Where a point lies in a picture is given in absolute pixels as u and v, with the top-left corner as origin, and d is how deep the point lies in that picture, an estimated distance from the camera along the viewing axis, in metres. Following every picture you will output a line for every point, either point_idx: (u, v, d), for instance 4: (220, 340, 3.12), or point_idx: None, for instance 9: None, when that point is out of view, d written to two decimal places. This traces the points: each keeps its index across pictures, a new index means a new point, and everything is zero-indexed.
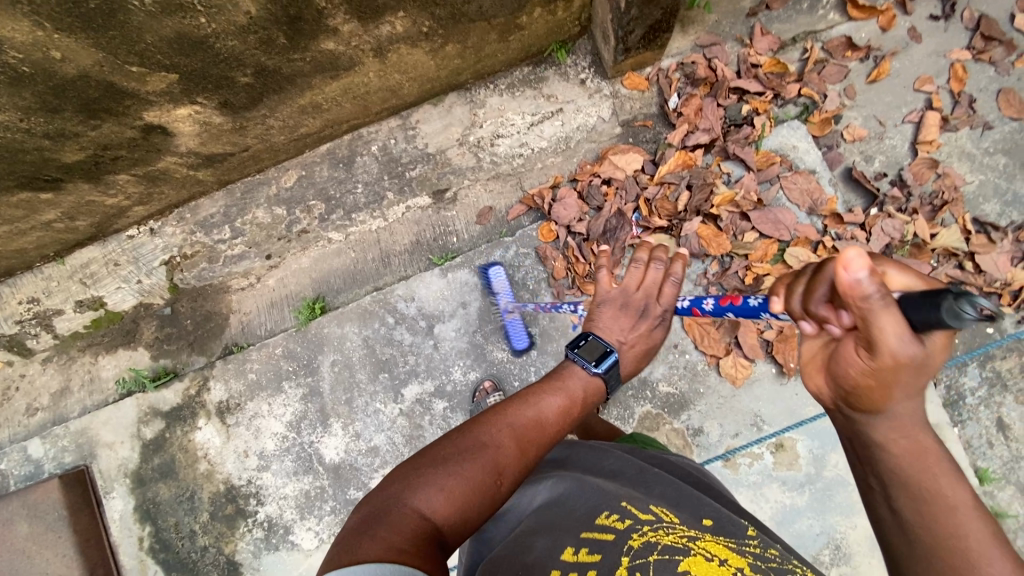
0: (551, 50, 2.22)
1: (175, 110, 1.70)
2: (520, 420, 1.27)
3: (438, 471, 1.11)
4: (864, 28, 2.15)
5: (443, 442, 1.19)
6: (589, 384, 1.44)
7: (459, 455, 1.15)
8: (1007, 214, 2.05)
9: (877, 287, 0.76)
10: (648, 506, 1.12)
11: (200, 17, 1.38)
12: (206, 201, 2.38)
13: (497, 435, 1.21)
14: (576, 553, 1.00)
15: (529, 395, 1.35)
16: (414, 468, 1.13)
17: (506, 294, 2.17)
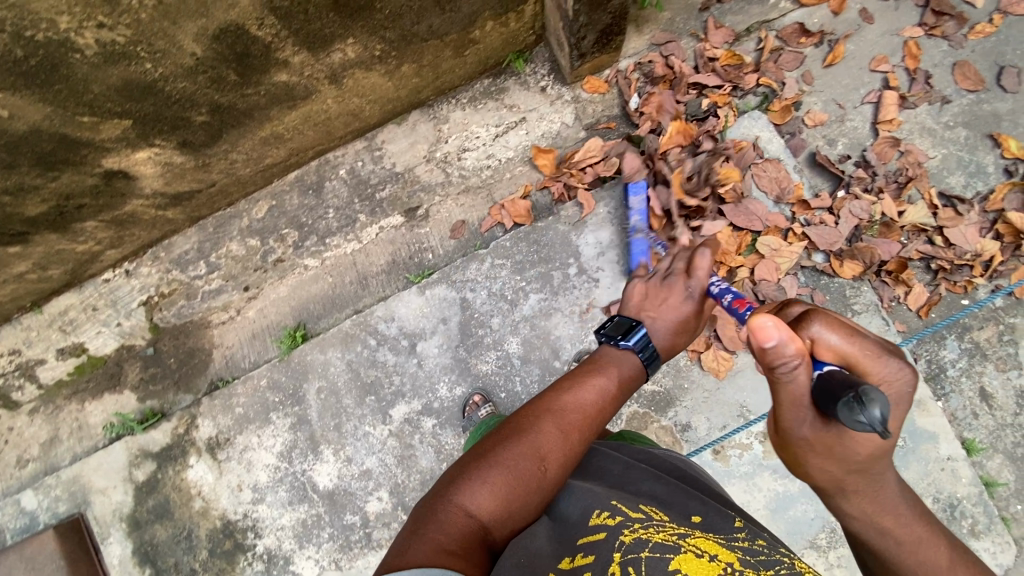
0: (509, 61, 2.23)
1: (134, 154, 1.70)
2: (567, 409, 1.20)
3: (484, 467, 1.11)
4: (815, 14, 2.17)
5: (491, 436, 1.18)
6: (620, 364, 1.32)
7: (505, 449, 1.13)
8: (972, 185, 2.07)
9: (788, 358, 0.87)
10: (638, 505, 1.10)
11: (146, 63, 1.37)
12: (179, 238, 2.37)
13: (544, 426, 1.17)
14: (574, 561, 0.98)
15: (577, 378, 1.28)
16: (463, 465, 1.14)
17: (641, 212, 2.03)
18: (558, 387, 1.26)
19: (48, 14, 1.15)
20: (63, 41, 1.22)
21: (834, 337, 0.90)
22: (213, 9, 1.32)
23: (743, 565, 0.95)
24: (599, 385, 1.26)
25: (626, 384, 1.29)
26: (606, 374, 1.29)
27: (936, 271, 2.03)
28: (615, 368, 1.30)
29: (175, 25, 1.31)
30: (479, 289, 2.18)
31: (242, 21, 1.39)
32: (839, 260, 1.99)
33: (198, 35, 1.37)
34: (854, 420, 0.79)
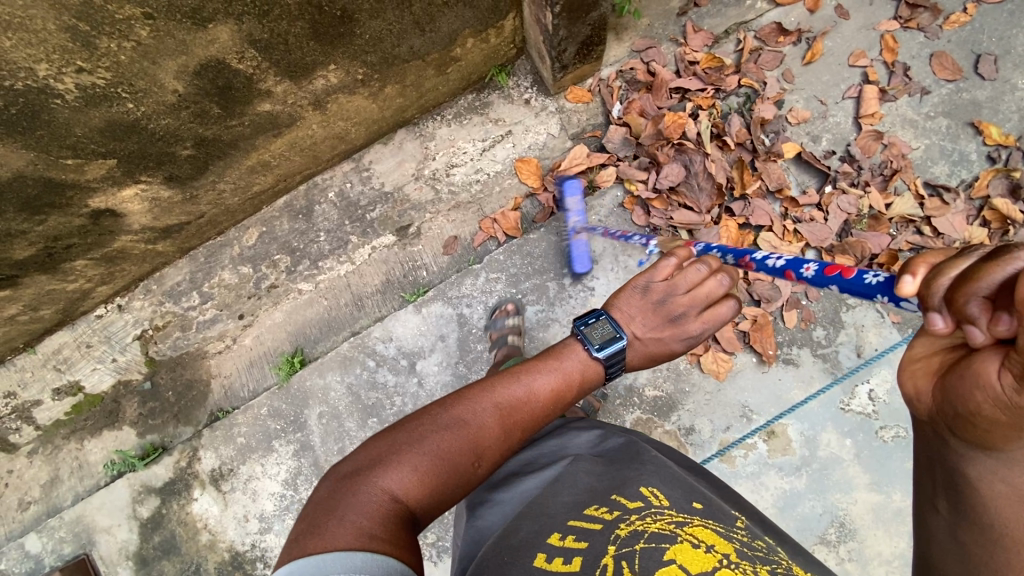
0: (491, 75, 2.23)
1: (120, 192, 1.69)
2: (513, 403, 1.20)
3: (411, 450, 1.06)
4: (792, 13, 2.18)
5: (419, 419, 1.12)
6: (578, 367, 1.29)
7: (437, 433, 1.09)
8: (956, 173, 2.09)
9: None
10: (637, 490, 1.11)
11: (127, 102, 1.36)
12: (170, 270, 2.36)
13: (480, 418, 1.15)
14: (563, 538, 1.01)
15: (522, 372, 1.25)
16: (386, 444, 1.07)
17: (578, 213, 2.10)
18: (497, 380, 1.23)
19: (26, 62, 1.13)
20: (43, 87, 1.20)
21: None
22: (193, 47, 1.30)
23: (739, 556, 0.95)
24: (544, 381, 1.25)
25: (570, 384, 1.28)
26: (551, 370, 1.27)
27: None
28: (562, 365, 1.28)
29: (155, 64, 1.29)
30: (476, 304, 2.19)
31: (223, 56, 1.38)
32: (830, 256, 2.00)
33: (179, 73, 1.36)
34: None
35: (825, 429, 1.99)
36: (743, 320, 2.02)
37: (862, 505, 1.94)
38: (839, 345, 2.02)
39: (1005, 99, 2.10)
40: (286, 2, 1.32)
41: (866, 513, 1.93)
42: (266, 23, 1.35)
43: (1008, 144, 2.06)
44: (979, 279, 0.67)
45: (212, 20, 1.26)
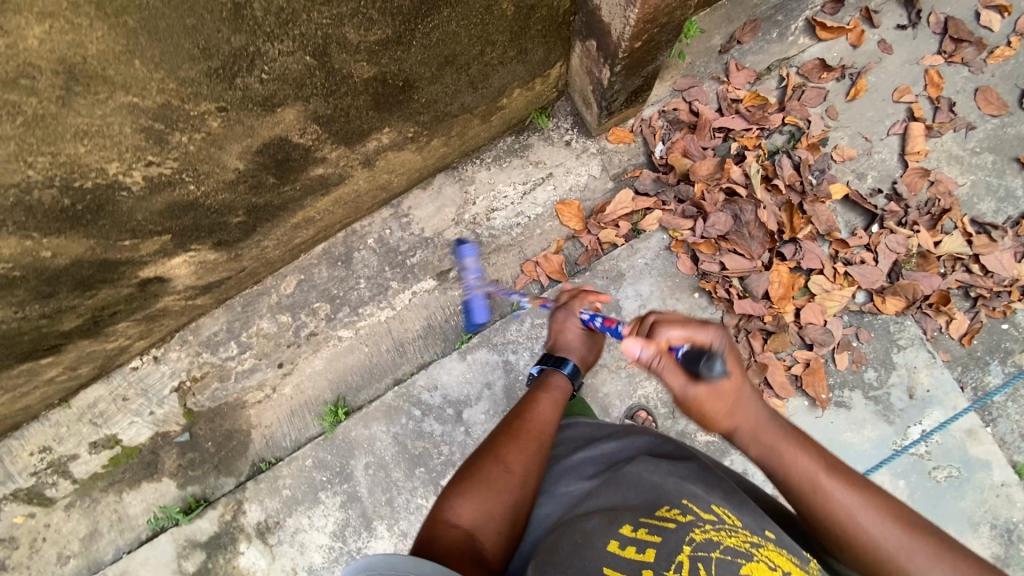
0: (532, 117, 2.20)
1: (171, 261, 1.65)
2: (536, 426, 1.30)
3: (467, 487, 1.14)
4: (834, 48, 2.16)
5: (467, 463, 1.22)
6: (562, 381, 1.48)
7: (484, 467, 1.18)
8: (1002, 210, 2.08)
9: (652, 359, 1.18)
10: (710, 504, 1.07)
11: (190, 185, 1.32)
12: (206, 319, 2.32)
13: (515, 443, 1.23)
14: (636, 532, 0.98)
15: (532, 400, 1.39)
16: (446, 489, 1.16)
17: (473, 272, 2.16)
18: (517, 412, 1.36)
19: (99, 164, 1.08)
20: (111, 184, 1.15)
21: (678, 330, 1.19)
22: (260, 130, 1.25)
23: None
24: (551, 400, 1.41)
25: (564, 397, 1.46)
26: (552, 393, 1.42)
27: (975, 299, 2.05)
28: (555, 384, 1.45)
29: (222, 150, 1.25)
30: (521, 350, 2.17)
31: (286, 134, 1.33)
32: (881, 297, 2.02)
33: (242, 153, 1.31)
34: (710, 373, 1.12)
35: (880, 471, 1.97)
36: (795, 363, 1.99)
37: None
38: (890, 387, 2.01)
39: None
40: (353, 80, 1.27)
41: None
42: (332, 100, 1.30)
43: None
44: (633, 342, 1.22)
45: (281, 104, 1.21)
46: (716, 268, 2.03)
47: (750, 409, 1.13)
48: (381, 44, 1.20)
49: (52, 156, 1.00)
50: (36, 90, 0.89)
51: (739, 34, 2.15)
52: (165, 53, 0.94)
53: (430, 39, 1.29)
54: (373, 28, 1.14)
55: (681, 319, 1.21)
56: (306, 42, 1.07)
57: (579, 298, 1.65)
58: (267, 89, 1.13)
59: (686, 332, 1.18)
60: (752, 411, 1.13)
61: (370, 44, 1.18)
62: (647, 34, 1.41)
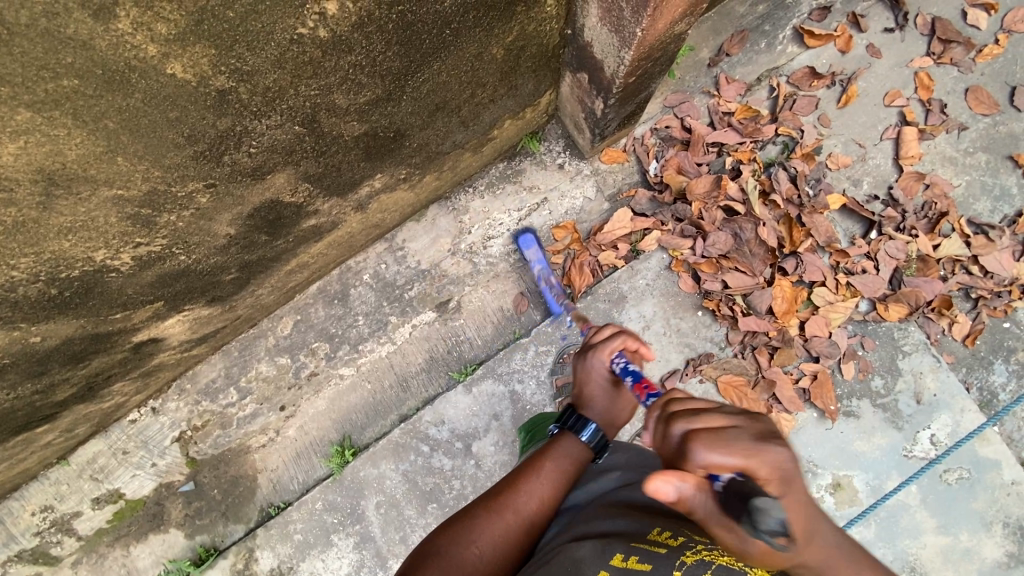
0: (523, 142, 2.18)
1: (165, 322, 1.59)
2: (528, 503, 1.20)
3: (436, 559, 1.09)
4: (823, 54, 2.14)
5: (444, 528, 1.18)
6: (576, 451, 1.28)
7: (457, 544, 1.12)
8: (998, 209, 2.09)
9: (693, 498, 0.83)
10: (704, 531, 1.02)
11: (181, 255, 1.27)
12: (203, 366, 2.26)
13: (498, 521, 1.16)
14: (626, 559, 0.93)
15: (536, 466, 1.26)
16: (416, 555, 1.12)
17: (541, 263, 2.12)
18: (508, 480, 1.25)
19: (84, 254, 1.04)
20: (99, 269, 1.11)
21: (723, 453, 0.84)
22: (250, 197, 1.21)
23: None
24: (556, 473, 1.25)
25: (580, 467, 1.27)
26: (560, 462, 1.26)
27: (976, 299, 2.06)
28: (567, 450, 1.27)
29: (211, 221, 1.21)
30: (527, 379, 2.14)
31: (276, 196, 1.29)
32: (884, 305, 2.02)
33: (232, 221, 1.27)
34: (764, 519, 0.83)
35: (891, 476, 1.97)
36: (802, 377, 1.99)
37: (932, 549, 1.96)
38: (898, 394, 2.02)
39: None
40: (343, 139, 1.23)
41: (936, 556, 1.95)
42: (322, 159, 1.26)
43: None
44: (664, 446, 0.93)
45: (271, 172, 1.17)
46: (718, 286, 2.02)
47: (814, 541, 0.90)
48: (371, 104, 1.16)
49: (36, 255, 0.96)
50: (14, 201, 0.84)
51: (727, 47, 2.12)
52: (150, 146, 0.90)
53: (420, 91, 1.26)
54: (362, 90, 1.10)
55: (722, 428, 0.87)
56: (294, 113, 1.03)
57: (618, 339, 1.35)
58: (256, 161, 1.09)
59: (731, 456, 0.83)
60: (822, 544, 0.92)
61: (359, 105, 1.14)
62: (641, 70, 1.38)
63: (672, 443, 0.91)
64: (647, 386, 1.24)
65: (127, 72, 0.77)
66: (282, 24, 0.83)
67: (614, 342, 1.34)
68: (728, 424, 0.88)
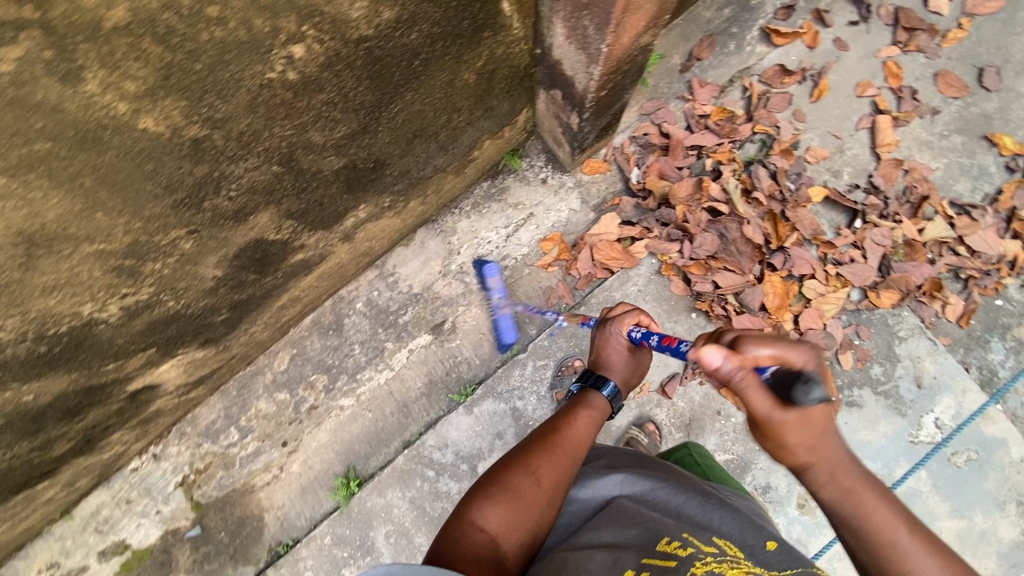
0: (504, 160, 2.20)
1: (159, 367, 1.59)
2: (572, 443, 1.29)
3: (496, 494, 1.15)
4: (792, 51, 2.17)
5: (497, 468, 1.23)
6: (600, 403, 1.42)
7: (516, 477, 1.18)
8: (979, 188, 2.11)
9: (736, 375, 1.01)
10: (710, 538, 1.08)
11: (170, 301, 1.27)
12: (202, 409, 2.25)
13: (548, 458, 1.23)
14: None
15: (568, 416, 1.37)
16: (479, 489, 1.18)
17: (500, 290, 2.17)
18: (551, 424, 1.35)
19: (71, 309, 1.04)
20: (86, 323, 1.11)
21: (767, 348, 1.01)
22: (235, 237, 1.22)
23: None
24: (586, 417, 1.38)
25: (603, 417, 1.42)
26: (589, 411, 1.40)
27: (966, 280, 2.07)
28: (592, 402, 1.42)
29: (197, 265, 1.21)
30: (528, 395, 2.14)
31: (261, 235, 1.30)
32: (876, 293, 2.02)
33: (219, 263, 1.28)
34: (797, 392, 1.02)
35: (899, 462, 1.97)
36: None
37: (949, 534, 1.94)
38: (898, 379, 2.02)
39: (1012, 108, 2.13)
40: (323, 175, 1.24)
41: (953, 541, 1.94)
42: (304, 195, 1.27)
43: None
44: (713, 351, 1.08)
45: (253, 212, 1.18)
46: (709, 287, 2.03)
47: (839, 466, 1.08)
48: (348, 137, 1.18)
49: (23, 314, 0.96)
50: None
51: (697, 52, 2.15)
52: (129, 199, 0.91)
53: (396, 121, 1.27)
54: (337, 126, 1.11)
55: (767, 334, 1.04)
56: (271, 154, 1.04)
57: (631, 314, 1.47)
58: (236, 203, 1.10)
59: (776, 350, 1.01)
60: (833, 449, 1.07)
61: (335, 141, 1.15)
62: (611, 83, 1.40)
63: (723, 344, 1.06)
64: (668, 340, 1.32)
65: (99, 130, 0.78)
66: (251, 71, 0.84)
67: (630, 313, 1.47)
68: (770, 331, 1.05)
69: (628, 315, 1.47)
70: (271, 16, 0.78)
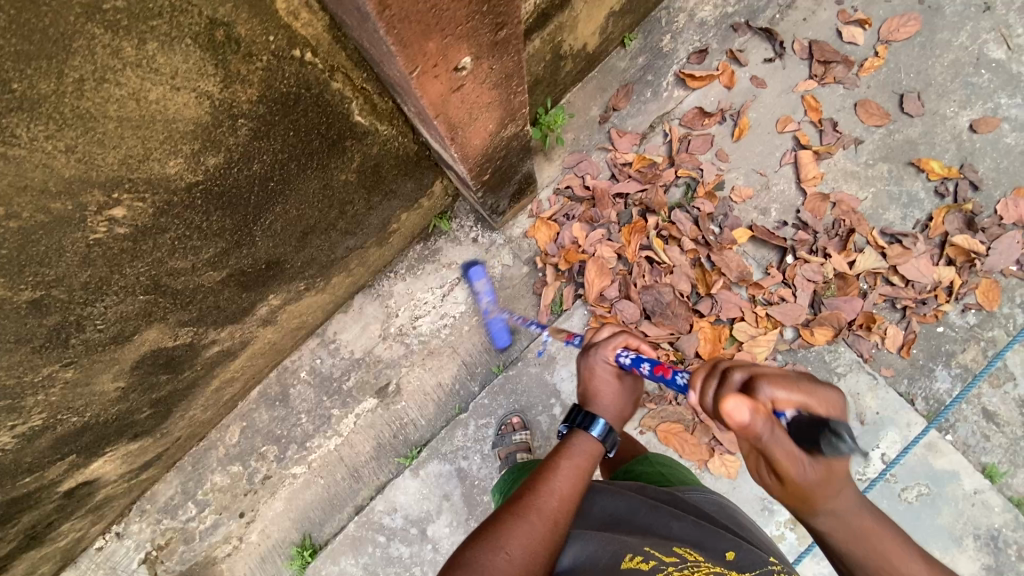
0: (434, 222, 2.23)
1: (90, 465, 1.64)
2: (549, 502, 1.10)
3: (459, 572, 0.97)
4: (710, 93, 2.19)
5: (470, 539, 1.04)
6: (589, 446, 1.23)
7: (484, 552, 1.00)
8: (909, 215, 2.09)
9: (763, 428, 0.86)
10: (672, 548, 1.06)
11: (74, 416, 1.35)
12: (160, 485, 2.28)
13: (522, 525, 1.05)
14: None
15: (548, 469, 1.18)
16: (444, 568, 0.99)
17: (487, 294, 2.21)
18: (530, 480, 1.17)
19: None
20: None
21: (784, 390, 0.90)
22: (124, 355, 1.31)
23: None
24: (569, 470, 1.18)
25: (593, 461, 1.22)
26: (573, 459, 1.20)
27: (903, 309, 2.03)
28: (579, 446, 1.23)
29: (90, 384, 1.30)
30: (472, 454, 2.15)
31: (157, 345, 1.37)
32: (809, 331, 2.01)
33: (117, 377, 1.35)
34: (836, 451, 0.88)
35: None
36: None
37: None
38: None
39: (937, 132, 2.11)
40: (205, 287, 1.32)
41: None
42: (193, 307, 1.35)
43: (952, 176, 2.07)
44: (722, 391, 0.95)
45: (136, 332, 1.27)
46: (640, 338, 2.02)
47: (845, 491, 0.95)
48: (221, 255, 1.27)
49: None
50: None
51: (614, 102, 2.18)
52: None
53: (275, 229, 1.34)
54: (202, 250, 1.22)
55: (783, 372, 0.93)
56: (131, 288, 1.16)
57: (619, 338, 1.32)
58: (110, 332, 1.21)
59: (792, 392, 0.90)
60: (847, 495, 0.95)
61: (206, 260, 1.25)
62: (491, 168, 1.44)
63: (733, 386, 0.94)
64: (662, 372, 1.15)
65: None
66: (70, 238, 0.99)
67: (620, 337, 1.31)
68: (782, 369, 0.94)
69: (618, 338, 1.31)
70: (70, 197, 0.94)
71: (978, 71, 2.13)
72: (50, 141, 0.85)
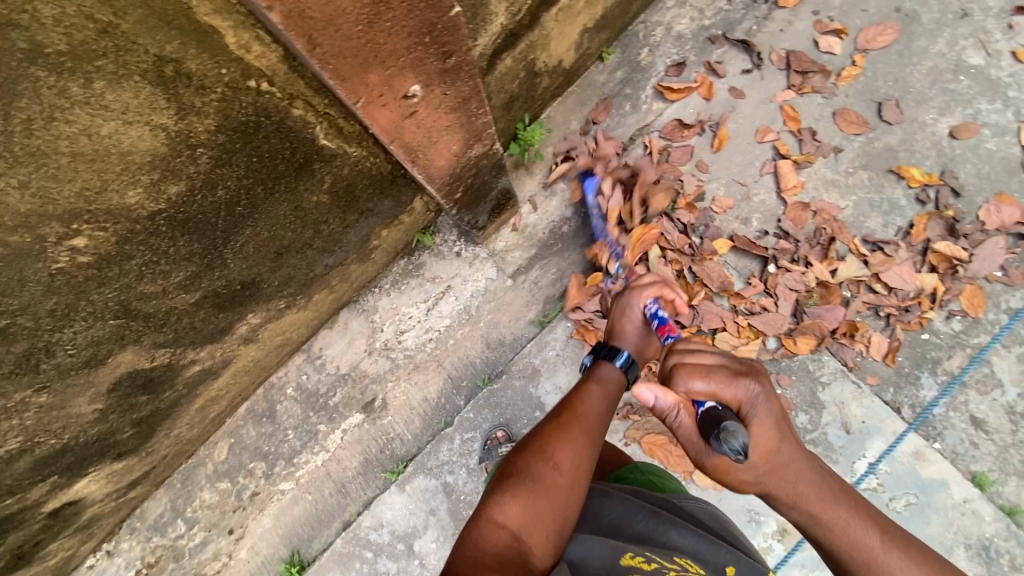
0: (417, 237, 2.25)
1: (73, 485, 1.65)
2: (588, 420, 1.18)
3: (515, 481, 1.05)
4: (689, 104, 2.20)
5: (519, 451, 1.13)
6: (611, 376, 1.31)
7: (535, 462, 1.08)
8: (891, 222, 2.09)
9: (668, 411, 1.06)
10: (672, 557, 1.05)
11: (52, 436, 1.37)
12: (149, 502, 2.29)
13: (569, 438, 1.13)
14: None
15: (579, 390, 1.27)
16: (495, 483, 1.08)
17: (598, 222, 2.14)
18: (564, 404, 1.23)
19: None
20: None
21: (700, 381, 1.06)
22: (99, 377, 1.34)
23: None
24: (601, 392, 1.27)
25: (618, 389, 1.31)
26: (603, 385, 1.29)
27: (887, 317, 2.02)
28: (605, 375, 1.32)
29: (65, 407, 1.33)
30: (458, 469, 2.15)
31: (133, 367, 1.41)
32: (792, 340, 2.01)
33: (94, 398, 1.39)
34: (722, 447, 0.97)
35: None
36: None
37: None
38: (825, 426, 1.98)
39: (917, 139, 2.12)
40: (179, 309, 1.36)
41: None
42: (167, 329, 1.39)
43: (932, 183, 2.07)
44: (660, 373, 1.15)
45: (109, 355, 1.31)
46: None
47: (788, 466, 1.05)
48: (193, 277, 1.31)
49: None
50: None
51: (594, 115, 2.20)
52: None
53: (245, 250, 1.38)
54: (172, 274, 1.26)
55: (707, 365, 1.08)
56: (101, 313, 1.20)
57: (653, 287, 1.41)
58: (82, 356, 1.25)
59: (709, 383, 1.06)
60: (788, 470, 1.06)
61: (177, 283, 1.29)
62: None
63: (666, 372, 1.13)
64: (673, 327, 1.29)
65: None
66: (32, 269, 1.02)
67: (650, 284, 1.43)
68: (714, 362, 1.10)
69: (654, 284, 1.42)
70: (28, 230, 0.97)
71: (956, 78, 2.14)
72: (5, 177, 0.89)
